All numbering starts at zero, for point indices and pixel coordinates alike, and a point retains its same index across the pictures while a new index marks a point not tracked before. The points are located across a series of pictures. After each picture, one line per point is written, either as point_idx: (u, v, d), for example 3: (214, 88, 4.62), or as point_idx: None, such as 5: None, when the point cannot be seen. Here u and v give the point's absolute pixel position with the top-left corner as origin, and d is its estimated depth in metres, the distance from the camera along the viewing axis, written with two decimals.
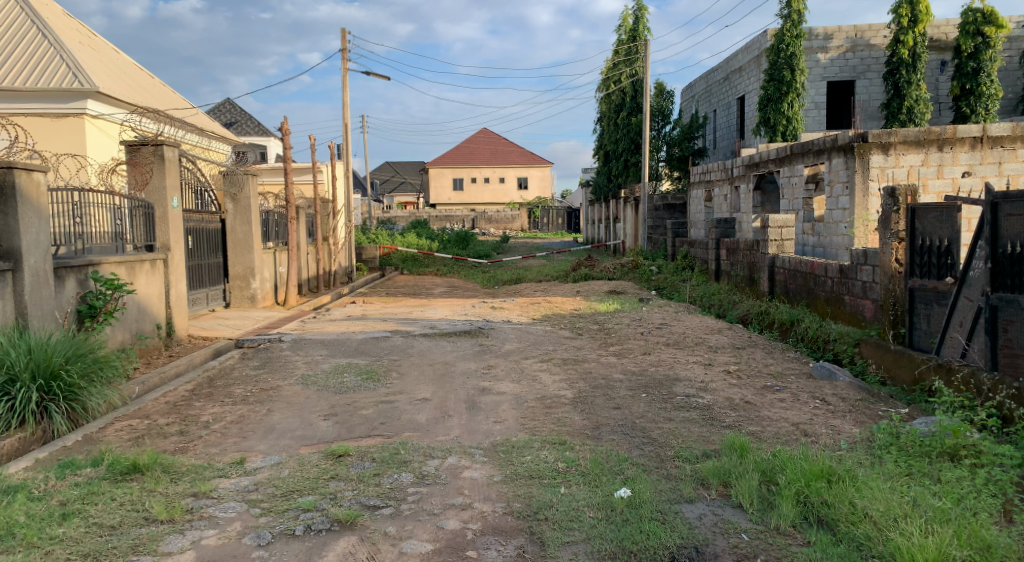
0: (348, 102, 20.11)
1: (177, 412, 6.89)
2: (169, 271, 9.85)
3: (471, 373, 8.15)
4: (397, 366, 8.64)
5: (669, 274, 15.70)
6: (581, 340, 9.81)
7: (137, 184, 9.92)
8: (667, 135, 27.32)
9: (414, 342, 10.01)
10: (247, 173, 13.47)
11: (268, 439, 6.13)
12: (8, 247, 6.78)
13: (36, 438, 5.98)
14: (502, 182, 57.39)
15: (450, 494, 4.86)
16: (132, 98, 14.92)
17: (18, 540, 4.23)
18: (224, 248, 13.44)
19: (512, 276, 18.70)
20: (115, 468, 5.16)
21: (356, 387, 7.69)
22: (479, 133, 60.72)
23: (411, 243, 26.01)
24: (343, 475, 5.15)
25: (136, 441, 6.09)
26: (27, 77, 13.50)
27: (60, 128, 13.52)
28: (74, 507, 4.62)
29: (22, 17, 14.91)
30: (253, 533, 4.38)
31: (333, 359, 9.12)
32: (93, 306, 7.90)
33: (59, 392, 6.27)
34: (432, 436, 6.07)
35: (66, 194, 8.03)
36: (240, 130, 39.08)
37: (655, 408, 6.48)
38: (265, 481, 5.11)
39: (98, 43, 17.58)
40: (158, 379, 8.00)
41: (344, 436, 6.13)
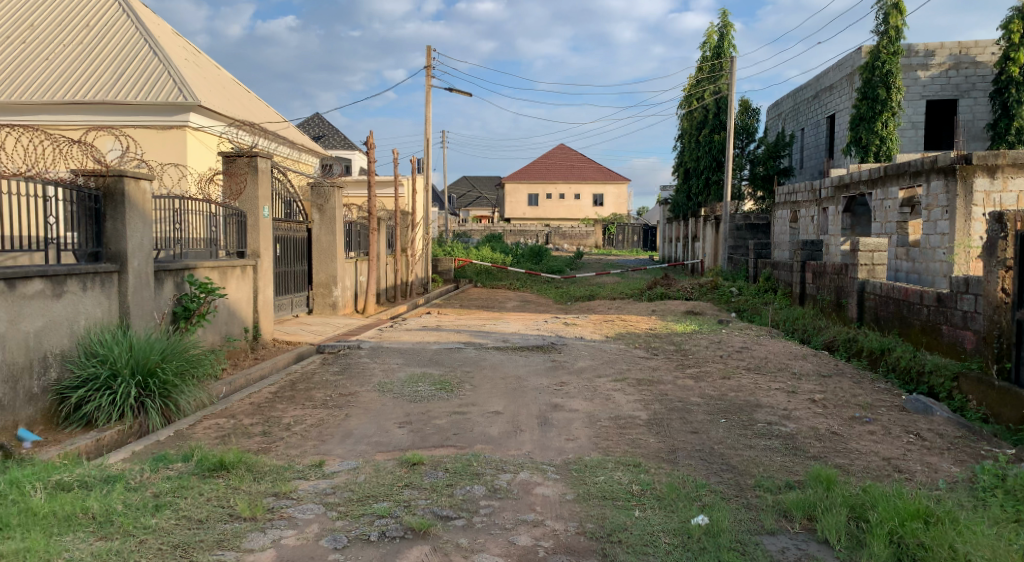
0: (430, 116, 20.51)
1: (261, 413, 7.14)
2: (258, 277, 10.28)
3: (543, 389, 8.11)
4: (470, 378, 8.68)
5: (750, 297, 15.33)
6: (657, 360, 9.66)
7: (233, 194, 10.36)
8: (751, 153, 26.68)
9: (488, 355, 10.04)
10: (334, 186, 13.93)
11: (345, 443, 6.28)
12: (116, 249, 7.16)
13: (133, 432, 6.33)
14: (578, 198, 57.42)
15: (522, 510, 4.85)
16: (231, 112, 15.68)
17: (116, 527, 4.41)
18: (309, 256, 13.89)
19: (587, 293, 18.59)
20: (204, 464, 5.38)
21: (430, 396, 7.79)
22: (557, 149, 60.97)
23: (486, 256, 26.26)
24: (417, 484, 5.22)
25: (223, 439, 6.34)
26: (136, 90, 14.35)
27: (165, 139, 14.33)
28: (166, 500, 4.81)
29: (135, 35, 15.91)
30: (330, 536, 4.48)
31: (408, 368, 9.27)
32: (188, 308, 8.31)
33: (155, 388, 6.61)
34: (504, 449, 6.08)
35: (169, 201, 8.49)
36: (327, 143, 40.41)
37: (734, 434, 6.30)
38: (342, 485, 5.23)
39: (202, 59, 18.54)
40: (244, 381, 8.32)
41: (418, 445, 6.21)
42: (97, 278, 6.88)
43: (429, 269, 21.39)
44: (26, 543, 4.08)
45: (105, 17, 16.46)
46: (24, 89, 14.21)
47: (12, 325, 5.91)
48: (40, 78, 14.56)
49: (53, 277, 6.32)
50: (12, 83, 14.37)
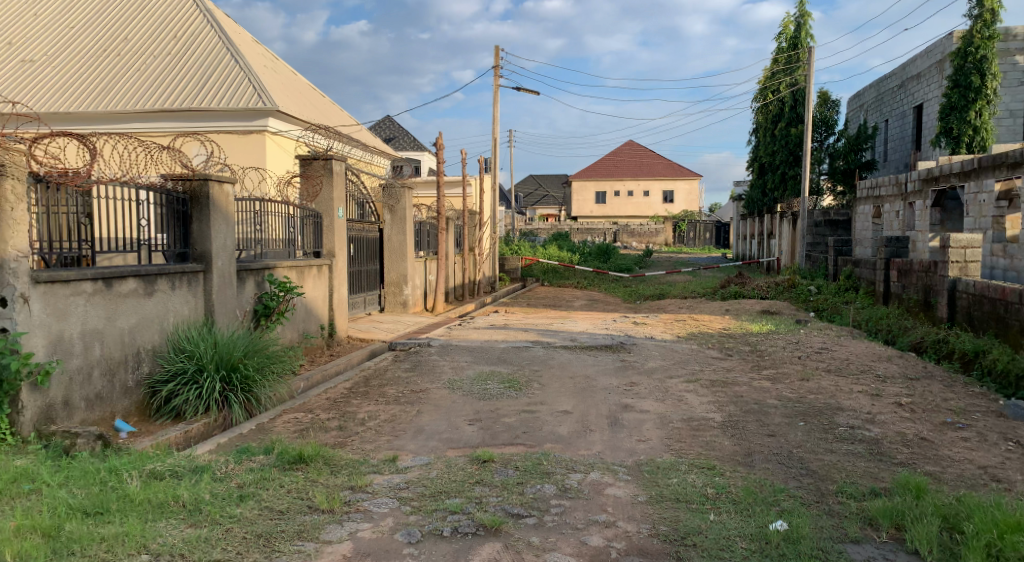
0: (498, 116, 20.67)
1: (337, 408, 7.33)
2: (333, 276, 10.56)
3: (613, 390, 8.05)
4: (538, 377, 8.69)
5: (829, 296, 14.86)
6: (731, 361, 9.46)
7: (310, 196, 10.66)
8: (830, 146, 25.87)
9: (556, 354, 10.03)
10: (405, 187, 14.16)
11: (417, 439, 6.38)
12: (202, 250, 7.47)
13: (218, 424, 6.59)
14: (647, 195, 56.63)
15: (593, 510, 4.83)
16: (307, 116, 16.16)
17: (204, 516, 4.58)
18: (381, 255, 14.17)
19: (656, 292, 18.37)
20: (284, 457, 5.56)
21: (499, 394, 7.84)
22: (625, 146, 60.47)
23: (553, 255, 26.27)
24: (488, 481, 5.26)
25: (302, 432, 6.54)
26: (219, 98, 14.92)
27: (246, 144, 14.88)
28: (249, 491, 4.99)
29: (218, 45, 16.54)
30: (404, 530, 4.56)
31: (477, 366, 9.35)
32: (268, 306, 8.62)
33: (238, 383, 6.87)
34: (574, 449, 6.07)
35: (251, 203, 8.80)
36: (397, 145, 41.18)
37: (814, 438, 6.12)
38: (415, 480, 5.32)
39: (280, 66, 19.14)
40: (320, 376, 8.57)
41: (489, 443, 6.26)
42: (184, 277, 7.20)
43: (497, 268, 21.53)
44: (124, 528, 4.27)
45: (191, 28, 17.17)
46: (118, 98, 14.98)
47: (110, 322, 6.24)
48: (131, 88, 15.31)
49: (145, 277, 6.65)
50: (107, 93, 15.16)
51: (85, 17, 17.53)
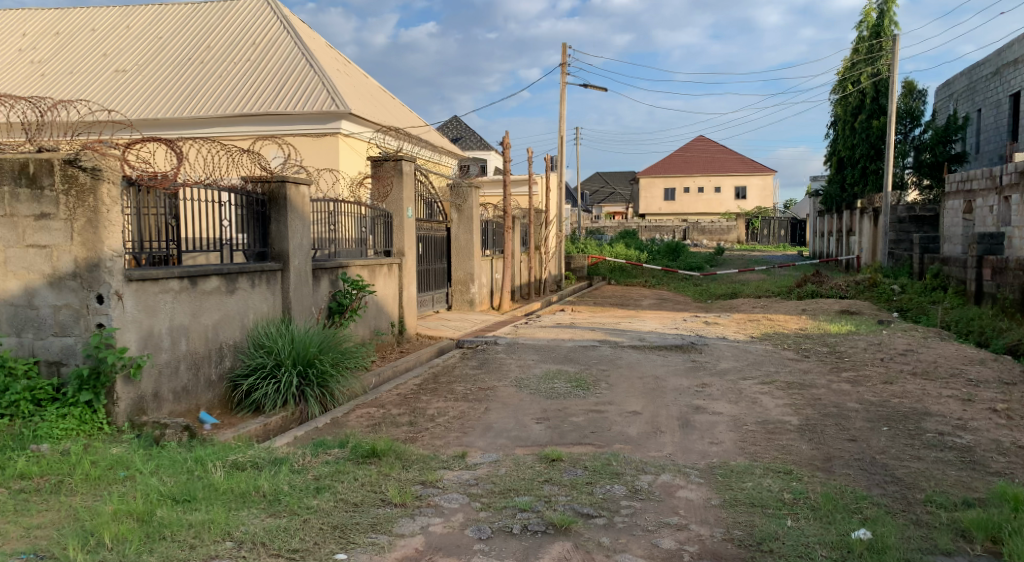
0: (565, 113, 20.67)
1: (408, 404, 7.44)
2: (403, 275, 10.73)
3: (684, 390, 7.91)
4: (606, 376, 8.61)
5: (914, 296, 14.26)
6: (808, 363, 9.17)
7: (380, 196, 10.84)
8: (916, 139, 24.91)
9: (625, 354, 9.92)
10: (472, 185, 14.12)
11: (486, 436, 6.41)
12: (279, 249, 7.70)
13: (295, 418, 6.77)
14: (718, 192, 55.37)
15: (665, 512, 4.75)
16: (378, 118, 16.50)
17: (284, 506, 4.71)
18: (448, 254, 14.32)
19: (728, 291, 17.99)
20: (358, 451, 5.67)
21: (567, 393, 7.81)
22: (695, 142, 59.49)
23: (620, 253, 26.05)
24: (557, 480, 5.24)
25: (374, 427, 6.66)
26: (295, 102, 15.37)
27: (320, 146, 15.29)
28: (325, 483, 5.10)
29: (294, 51, 17.02)
30: (474, 526, 4.58)
31: (544, 364, 9.34)
32: (341, 303, 8.83)
33: (314, 377, 7.04)
34: (644, 450, 6.00)
35: (326, 204, 9.02)
36: (464, 145, 41.58)
37: (899, 444, 5.87)
38: (484, 476, 5.35)
39: (352, 69, 19.57)
40: (391, 372, 8.72)
41: (557, 441, 6.24)
42: (264, 275, 7.44)
43: (562, 266, 21.50)
44: (210, 516, 4.42)
45: (268, 35, 17.73)
46: (202, 104, 15.61)
47: (195, 318, 6.49)
48: (213, 94, 15.92)
49: (227, 275, 6.89)
50: (192, 100, 15.82)
51: (172, 28, 18.34)
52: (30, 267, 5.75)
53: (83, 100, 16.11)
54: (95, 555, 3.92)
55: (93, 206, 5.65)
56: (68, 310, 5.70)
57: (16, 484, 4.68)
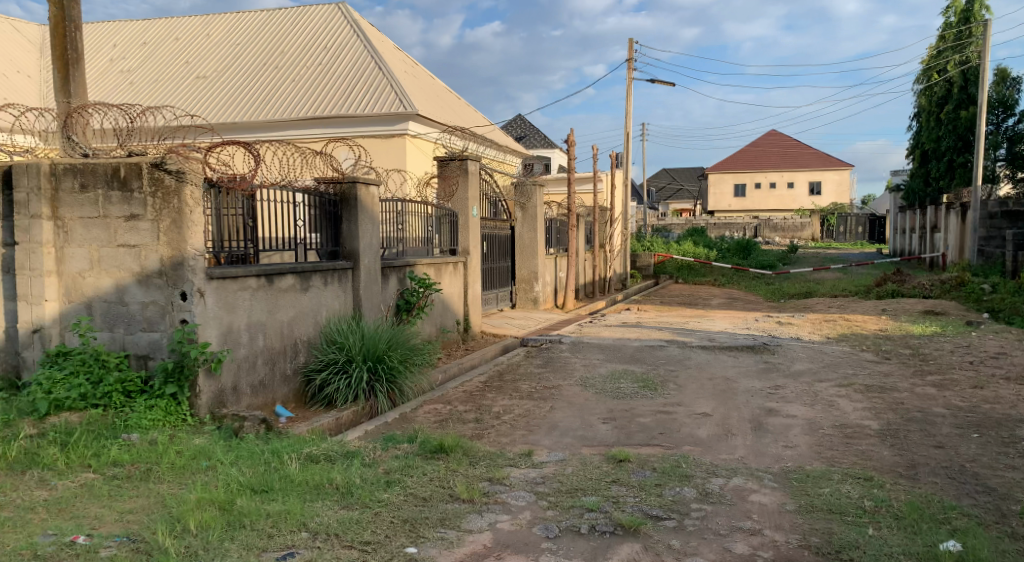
0: (631, 110, 20.48)
1: (474, 401, 7.47)
2: (468, 273, 10.79)
3: (756, 392, 7.70)
4: (674, 377, 8.46)
5: (1006, 296, 13.53)
6: (889, 365, 8.80)
7: (446, 196, 10.93)
8: (1010, 129, 23.76)
9: (693, 354, 9.73)
10: (536, 184, 14.09)
11: (552, 435, 6.37)
12: (350, 249, 7.85)
13: (366, 412, 6.88)
14: (791, 187, 54.07)
15: (737, 516, 4.62)
16: (444, 119, 16.66)
17: (356, 499, 4.79)
18: (513, 253, 14.34)
19: (802, 290, 17.46)
20: (426, 446, 5.72)
21: (634, 394, 7.71)
22: (766, 137, 58.06)
23: (687, 251, 25.61)
24: (625, 481, 5.16)
25: (441, 423, 6.70)
26: (364, 104, 15.66)
27: (388, 147, 15.55)
28: (395, 477, 5.16)
29: (364, 54, 17.35)
30: (542, 525, 4.55)
31: (610, 364, 9.24)
32: (409, 301, 8.94)
33: (383, 373, 7.15)
34: (715, 453, 5.85)
35: (394, 203, 9.14)
36: (528, 144, 41.60)
37: (990, 452, 5.57)
38: (551, 475, 5.32)
39: (419, 71, 19.82)
40: (457, 369, 8.78)
41: (624, 442, 6.16)
42: (335, 273, 7.58)
43: (628, 265, 21.28)
44: (287, 507, 4.52)
45: (339, 39, 18.11)
46: (276, 108, 16.07)
47: (272, 315, 6.67)
48: (287, 98, 16.35)
49: (301, 273, 7.05)
50: (267, 104, 16.30)
51: (248, 35, 18.94)
52: (121, 266, 6.02)
53: (167, 107, 16.78)
54: (180, 540, 4.04)
55: (176, 207, 5.86)
56: (155, 306, 5.95)
57: (109, 471, 4.89)
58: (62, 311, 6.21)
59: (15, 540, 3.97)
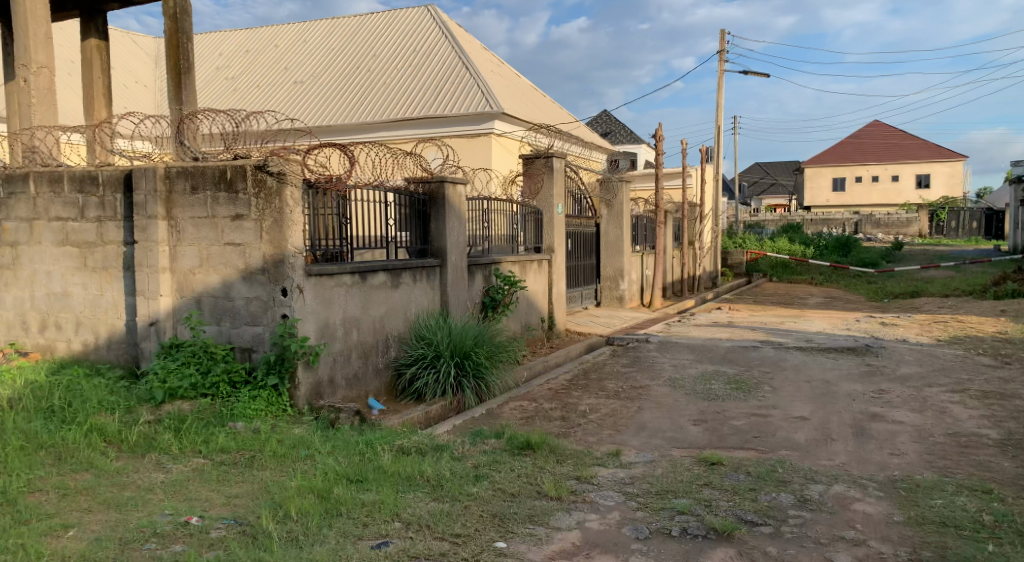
0: (722, 103, 19.95)
1: (559, 399, 7.42)
2: (553, 271, 10.75)
3: (858, 396, 7.33)
4: (769, 379, 8.15)
5: None
6: (1008, 370, 8.20)
7: (531, 193, 10.92)
8: None
9: (789, 356, 9.36)
10: (623, 180, 13.91)
11: (640, 436, 6.26)
12: (438, 246, 7.94)
13: (454, 407, 6.95)
14: (896, 180, 51.38)
15: (840, 525, 4.40)
16: (530, 117, 16.70)
17: (446, 491, 4.83)
18: (598, 250, 14.21)
19: (909, 289, 16.53)
20: (513, 443, 5.72)
21: (725, 395, 7.47)
22: (869, 128, 55.40)
23: (782, 248, 24.73)
24: (718, 484, 5.01)
25: (528, 420, 6.69)
26: (452, 104, 15.87)
27: (474, 146, 15.71)
28: (483, 472, 5.18)
29: (452, 54, 17.58)
30: (631, 525, 4.47)
31: (700, 364, 9.00)
32: (494, 298, 8.98)
33: (470, 369, 7.20)
34: (814, 458, 5.60)
35: (480, 202, 9.20)
36: (615, 139, 41.16)
37: None
38: (640, 476, 5.22)
39: (505, 69, 19.93)
40: (543, 367, 8.76)
41: (716, 444, 5.98)
42: (424, 271, 7.69)
43: (718, 263, 20.72)
44: (380, 497, 4.61)
45: (428, 40, 18.42)
46: (368, 111, 16.50)
47: (365, 311, 6.83)
48: (378, 100, 16.77)
49: (392, 270, 7.19)
50: (359, 107, 16.76)
51: (341, 40, 19.50)
52: (227, 263, 6.30)
53: (267, 112, 17.50)
54: (283, 525, 4.18)
55: (278, 207, 6.06)
56: (258, 301, 6.19)
57: (218, 457, 5.12)
58: (175, 305, 6.56)
59: (136, 517, 4.20)
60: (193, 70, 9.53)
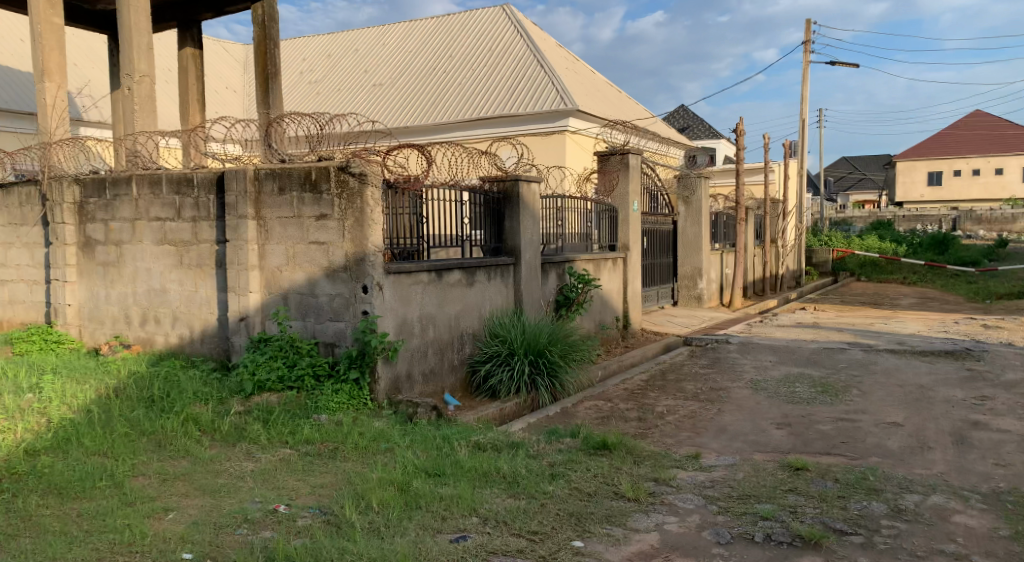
0: (807, 96, 19.27)
1: (636, 399, 7.32)
2: (628, 269, 10.63)
3: (957, 403, 6.94)
4: (858, 383, 7.81)
5: None
6: None
7: (606, 190, 10.83)
8: None
9: (879, 359, 8.95)
10: (701, 177, 13.61)
11: (720, 438, 6.10)
12: (512, 245, 7.96)
13: (528, 405, 6.96)
14: (1000, 173, 48.31)
15: (938, 538, 4.17)
16: (605, 113, 16.55)
17: (522, 488, 4.83)
18: (675, 249, 13.97)
19: (1012, 290, 15.57)
20: (589, 442, 5.67)
21: (811, 399, 7.21)
22: (968, 119, 52.49)
23: (871, 246, 23.71)
24: (804, 491, 4.83)
25: (604, 420, 6.63)
26: (527, 102, 15.90)
27: (549, 144, 15.69)
28: (560, 470, 5.15)
29: (527, 52, 17.60)
30: (712, 530, 4.36)
31: (783, 366, 8.71)
32: (568, 297, 8.94)
33: (545, 367, 7.19)
34: (908, 466, 5.33)
35: (555, 200, 9.16)
36: (693, 135, 40.35)
37: None
38: (721, 479, 5.08)
39: (581, 66, 19.83)
40: (618, 367, 8.67)
41: (801, 449, 5.77)
42: (498, 269, 7.73)
43: (802, 262, 20.03)
44: (458, 492, 4.65)
45: (503, 39, 18.50)
46: (445, 111, 16.71)
47: (441, 308, 6.91)
48: (454, 100, 16.96)
49: (467, 269, 7.25)
50: (436, 107, 17.00)
51: (419, 41, 19.80)
52: (311, 261, 6.49)
53: (349, 114, 17.97)
54: (365, 516, 4.27)
55: (360, 207, 6.20)
56: (340, 298, 6.35)
57: (303, 448, 5.28)
58: (263, 301, 6.80)
59: (228, 503, 4.38)
60: (280, 75, 9.87)
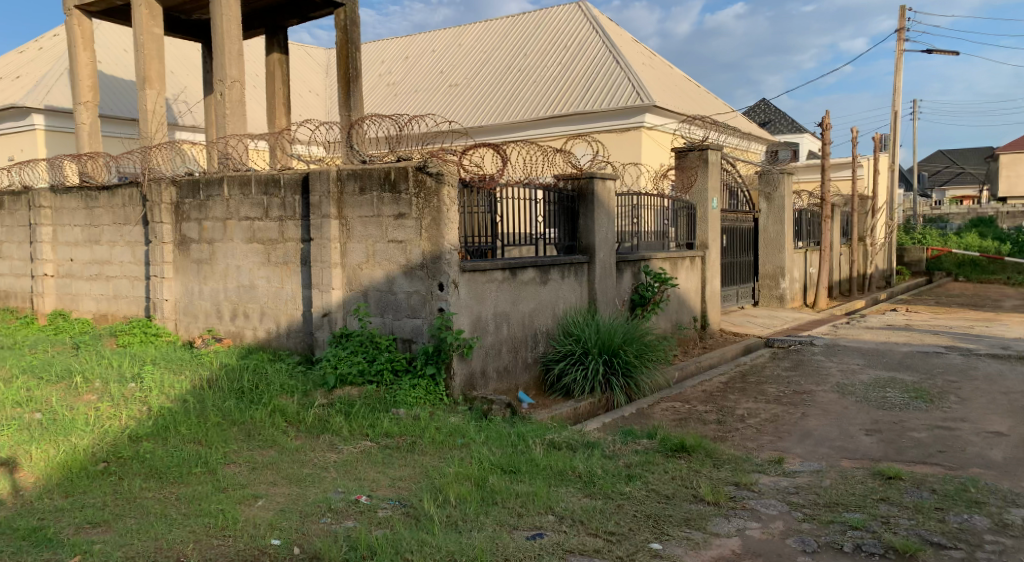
0: (900, 87, 18.39)
1: (715, 402, 7.14)
2: (706, 268, 10.38)
3: None
4: (955, 389, 7.40)
5: None
6: None
7: (684, 187, 10.62)
8: None
9: (980, 364, 8.45)
10: (784, 172, 13.17)
11: (805, 444, 5.88)
12: (587, 243, 7.89)
13: (602, 404, 6.88)
14: None
15: None
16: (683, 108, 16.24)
17: (598, 488, 4.78)
18: (756, 247, 13.58)
19: None
20: (667, 444, 5.56)
21: (903, 405, 6.87)
22: None
23: (969, 245, 22.46)
24: (896, 501, 4.60)
25: (681, 422, 6.49)
26: (602, 99, 15.77)
27: (625, 141, 15.51)
28: (636, 471, 5.07)
29: (602, 48, 17.45)
30: (798, 537, 4.20)
31: (873, 370, 8.34)
32: (644, 296, 8.80)
33: (619, 366, 7.10)
34: (1013, 479, 5.01)
35: (631, 197, 9.03)
36: (775, 129, 39.14)
37: None
38: (806, 486, 4.90)
39: (658, 61, 19.53)
40: (695, 368, 8.48)
41: (893, 457, 5.50)
42: (572, 267, 7.68)
43: (892, 261, 19.15)
44: (533, 489, 4.64)
45: (579, 36, 18.40)
46: (521, 109, 16.76)
47: (515, 306, 6.91)
48: (530, 98, 16.98)
49: (541, 267, 7.23)
50: (512, 105, 17.06)
51: (496, 41, 19.90)
52: (390, 258, 6.60)
53: (426, 115, 18.25)
54: (442, 509, 4.31)
55: (436, 206, 6.27)
56: (417, 295, 6.43)
57: (382, 441, 5.38)
58: (344, 298, 6.97)
59: (313, 493, 4.50)
60: (360, 77, 10.10)
